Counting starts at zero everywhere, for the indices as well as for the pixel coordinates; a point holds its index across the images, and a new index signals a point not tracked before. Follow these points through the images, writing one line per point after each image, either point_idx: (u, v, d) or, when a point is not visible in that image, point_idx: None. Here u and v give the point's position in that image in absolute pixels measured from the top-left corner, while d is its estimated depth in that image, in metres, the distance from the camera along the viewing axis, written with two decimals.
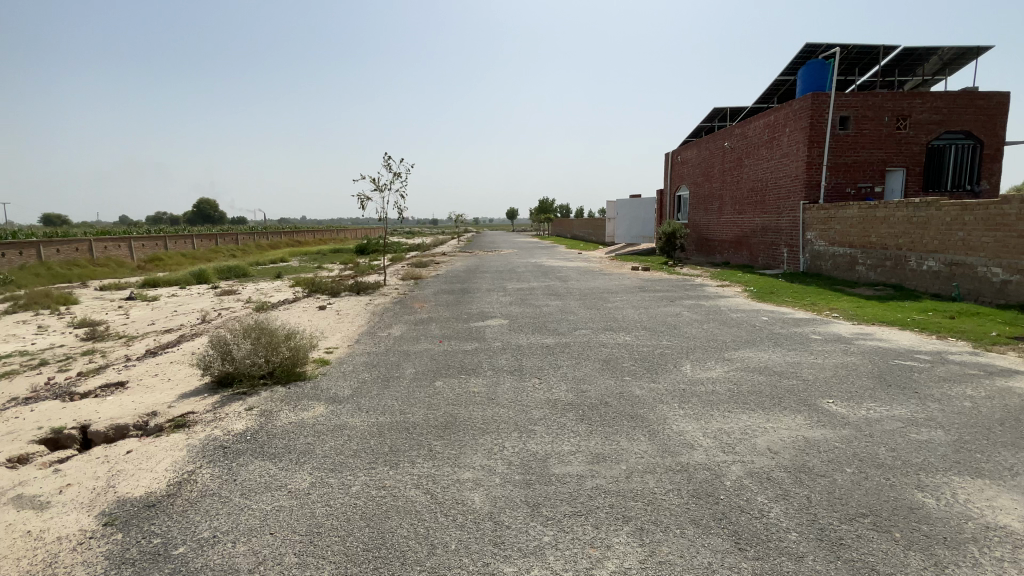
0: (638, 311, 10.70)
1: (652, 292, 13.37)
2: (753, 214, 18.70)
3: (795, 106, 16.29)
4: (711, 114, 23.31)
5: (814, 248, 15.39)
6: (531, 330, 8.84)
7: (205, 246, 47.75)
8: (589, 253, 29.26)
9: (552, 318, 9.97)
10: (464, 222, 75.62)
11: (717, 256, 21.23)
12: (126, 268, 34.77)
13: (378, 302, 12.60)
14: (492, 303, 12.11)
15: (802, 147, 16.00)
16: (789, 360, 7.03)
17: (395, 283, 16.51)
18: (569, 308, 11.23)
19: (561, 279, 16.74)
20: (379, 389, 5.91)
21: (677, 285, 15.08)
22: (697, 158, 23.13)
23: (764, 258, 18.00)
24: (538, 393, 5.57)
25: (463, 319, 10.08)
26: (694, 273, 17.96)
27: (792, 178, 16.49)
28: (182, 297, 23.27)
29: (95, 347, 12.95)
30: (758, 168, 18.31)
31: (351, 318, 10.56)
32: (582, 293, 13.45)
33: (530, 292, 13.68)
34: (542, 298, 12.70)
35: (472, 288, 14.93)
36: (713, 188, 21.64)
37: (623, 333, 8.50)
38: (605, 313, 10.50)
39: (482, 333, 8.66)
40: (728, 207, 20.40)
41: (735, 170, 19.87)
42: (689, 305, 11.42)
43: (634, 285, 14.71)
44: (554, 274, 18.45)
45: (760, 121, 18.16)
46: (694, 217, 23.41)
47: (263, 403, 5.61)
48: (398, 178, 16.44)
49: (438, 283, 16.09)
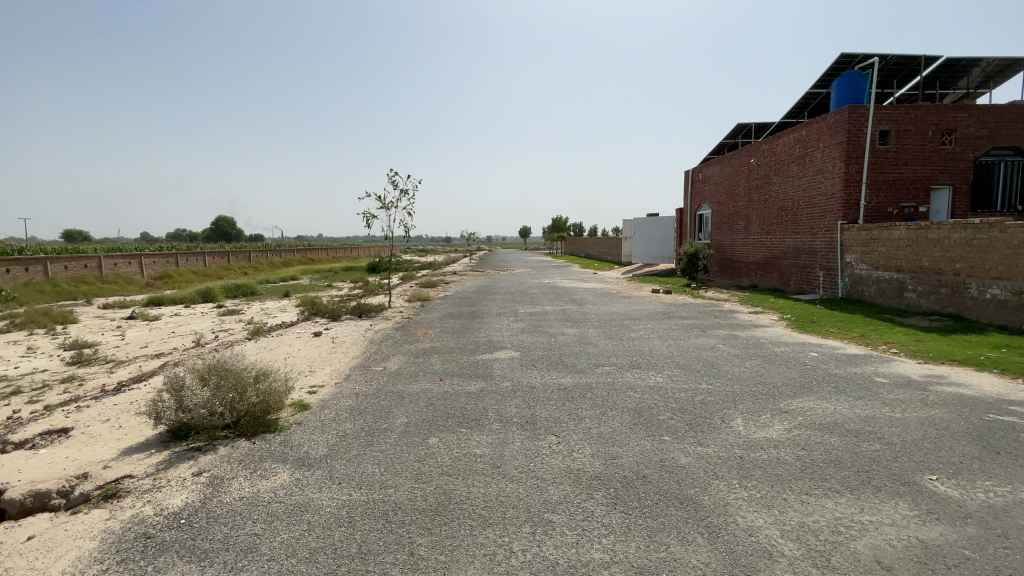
0: (666, 342, 9.47)
1: (678, 320, 12.15)
2: (784, 234, 17.43)
3: (829, 119, 15.16)
4: (734, 130, 22.25)
5: (854, 272, 14.08)
6: (546, 366, 7.67)
7: (217, 264, 47.72)
8: (606, 274, 28.10)
9: (569, 350, 8.80)
10: (477, 241, 74.99)
11: (744, 279, 19.92)
12: (135, 286, 34.57)
13: (378, 328, 11.55)
14: (502, 330, 10.94)
15: (838, 163, 14.81)
16: (860, 413, 5.76)
17: (400, 305, 15.51)
18: (587, 337, 10.04)
19: (576, 302, 15.62)
20: (358, 448, 4.81)
21: (703, 311, 13.88)
22: (720, 176, 22.03)
23: (797, 282, 16.67)
24: (555, 460, 4.41)
25: (468, 350, 8.95)
26: (721, 297, 16.71)
27: (827, 196, 15.28)
28: (184, 317, 22.64)
29: (76, 373, 12.14)
30: (789, 186, 17.13)
31: (345, 347, 9.52)
32: (601, 319, 12.26)
33: (544, 318, 12.53)
34: (557, 324, 11.54)
35: (481, 311, 13.84)
36: (738, 207, 20.47)
37: (653, 372, 7.30)
38: (628, 344, 9.29)
39: (489, 370, 7.51)
40: (756, 226, 19.19)
41: (762, 188, 18.71)
42: (723, 336, 10.16)
43: (656, 312, 13.51)
44: (568, 297, 17.35)
45: (790, 136, 17.05)
46: (717, 237, 22.19)
47: (216, 466, 4.56)
48: (405, 195, 15.54)
49: (446, 306, 15.03)
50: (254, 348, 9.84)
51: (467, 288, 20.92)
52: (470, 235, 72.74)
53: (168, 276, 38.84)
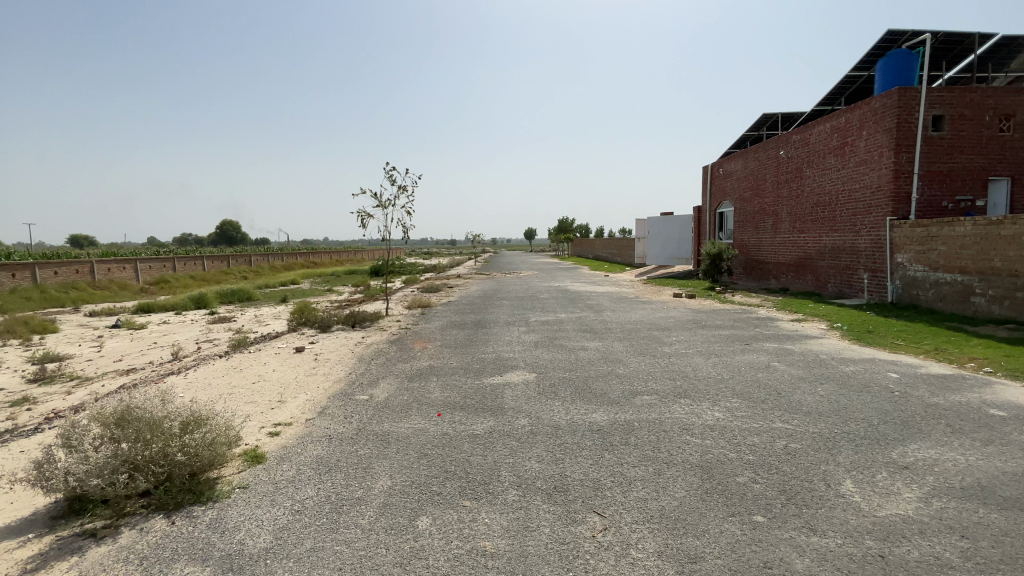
0: (709, 360, 7.96)
1: (715, 330, 10.62)
2: (820, 232, 15.86)
3: (874, 103, 13.60)
4: (758, 121, 20.73)
5: (907, 274, 12.49)
6: (570, 393, 6.18)
7: (216, 268, 46.60)
8: (619, 276, 26.55)
9: (595, 371, 7.30)
10: (482, 243, 73.59)
11: (773, 281, 18.34)
12: (129, 292, 33.46)
13: (371, 341, 10.09)
14: (513, 343, 9.45)
15: (885, 152, 13.24)
16: (1006, 469, 4.23)
17: (398, 313, 14.03)
18: (613, 352, 8.53)
19: (593, 309, 14.09)
20: (314, 538, 3.32)
21: (738, 318, 12.32)
22: (744, 170, 20.48)
23: (836, 284, 15.08)
24: (605, 569, 2.89)
25: (473, 370, 7.45)
26: (751, 302, 15.16)
27: (872, 190, 13.70)
28: (172, 325, 21.34)
29: (31, 393, 10.76)
30: (825, 179, 15.56)
31: (328, 366, 8.07)
32: (625, 329, 10.76)
33: (561, 327, 11.09)
34: (576, 335, 10.08)
35: (487, 320, 12.35)
36: (765, 204, 18.91)
37: (706, 404, 5.78)
38: (664, 362, 7.78)
39: (499, 399, 6.03)
40: (786, 224, 17.62)
41: (793, 183, 17.15)
42: (773, 351, 8.62)
43: (686, 319, 11.99)
44: (583, 302, 15.84)
45: (826, 124, 15.49)
46: (741, 236, 20.62)
47: (103, 571, 3.09)
48: (402, 192, 14.10)
49: (449, 314, 13.55)
50: (223, 367, 8.41)
51: (473, 293, 19.45)
52: (475, 238, 71.24)
53: (165, 281, 37.63)
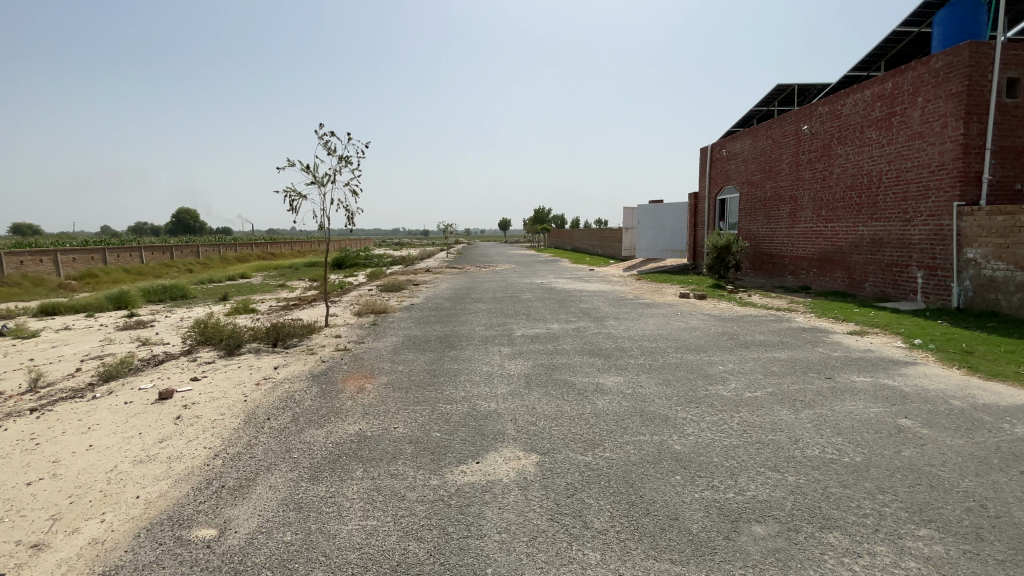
0: (801, 417, 5.11)
1: (767, 351, 7.84)
2: (854, 221, 13.36)
3: (935, 62, 11.06)
4: (769, 94, 18.21)
5: (981, 273, 10.01)
6: (612, 521, 3.21)
7: (158, 260, 41.88)
8: (606, 271, 23.81)
9: (633, 447, 4.36)
10: (455, 233, 70.02)
11: (790, 278, 15.85)
12: (44, 288, 28.86)
13: (283, 376, 6.91)
14: (493, 378, 6.42)
15: (950, 122, 10.73)
16: None
17: (342, 324, 10.79)
18: (648, 398, 5.60)
19: (592, 316, 11.18)
20: None
21: (779, 330, 9.61)
22: (753, 151, 17.90)
23: (876, 284, 12.62)
24: None
25: (427, 447, 4.39)
26: (777, 305, 12.57)
27: (930, 169, 11.21)
28: (74, 332, 17.46)
29: None
30: (864, 158, 13.04)
31: (183, 437, 4.88)
32: (645, 349, 7.88)
33: (558, 347, 8.11)
34: (582, 363, 7.08)
35: (458, 335, 9.28)
36: (780, 188, 16.37)
37: (887, 556, 2.91)
38: (736, 423, 4.90)
39: (472, 544, 3.00)
40: (807, 212, 15.10)
41: (818, 163, 14.61)
42: (877, 394, 5.85)
43: (718, 333, 9.24)
44: (576, 305, 12.94)
45: (867, 90, 12.93)
46: (748, 226, 18.08)
47: None
48: (344, 164, 10.83)
49: (408, 325, 10.41)
50: (14, 438, 5.16)
51: (441, 292, 16.31)
52: (449, 229, 67.45)
53: (90, 275, 32.86)
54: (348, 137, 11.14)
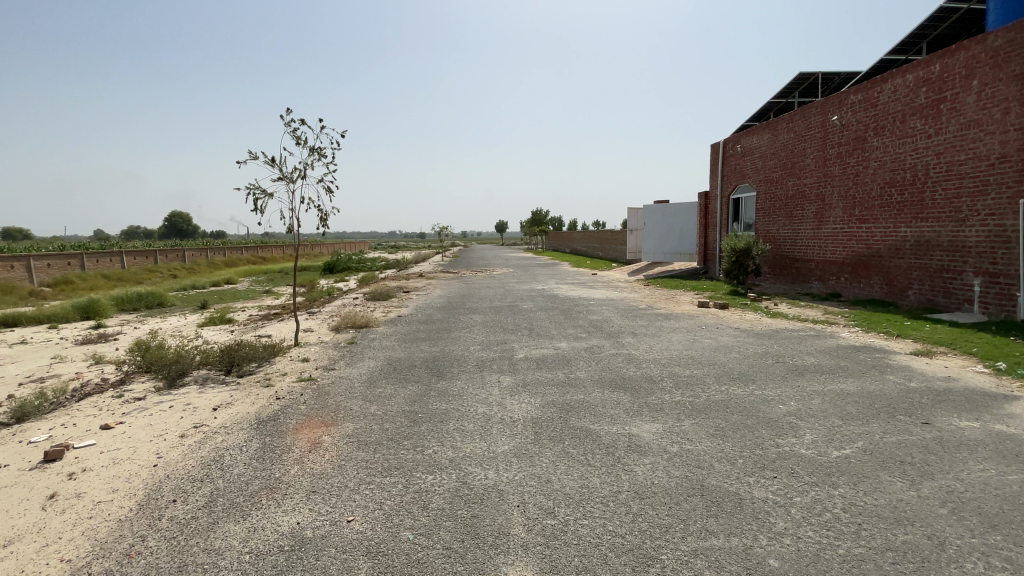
0: (928, 499, 3.61)
1: (829, 381, 6.34)
2: (894, 221, 11.92)
3: (995, 39, 9.63)
4: (789, 85, 16.83)
5: None
6: None
7: (141, 265, 40.17)
8: (611, 276, 22.32)
9: (706, 565, 2.85)
10: (450, 236, 68.36)
11: (818, 284, 14.39)
12: (14, 295, 27.17)
13: (219, 423, 5.37)
14: (490, 427, 4.90)
15: (1013, 107, 9.30)
16: None
17: (314, 343, 9.24)
18: (703, 463, 4.09)
19: (604, 331, 9.66)
20: None
21: (829, 350, 8.12)
22: (772, 146, 16.48)
23: (923, 292, 11.17)
24: None
25: (392, 566, 2.87)
26: (812, 317, 11.10)
27: (988, 161, 9.77)
28: (28, 346, 15.81)
29: None
30: (906, 151, 11.61)
31: (38, 539, 3.37)
32: (679, 381, 6.37)
33: (570, 377, 6.60)
34: (603, 402, 5.56)
35: (448, 358, 7.75)
36: (804, 186, 14.94)
37: None
38: (843, 512, 3.39)
39: None
40: (837, 212, 13.68)
41: (851, 157, 13.19)
42: (1007, 453, 4.35)
43: (759, 355, 7.76)
44: (584, 317, 11.41)
45: (910, 75, 11.51)
46: (767, 228, 16.64)
47: None
48: (314, 156, 9.32)
49: (390, 345, 8.85)
50: None
51: (433, 301, 14.75)
52: (444, 232, 65.89)
53: (67, 282, 31.19)
54: (321, 129, 9.85)
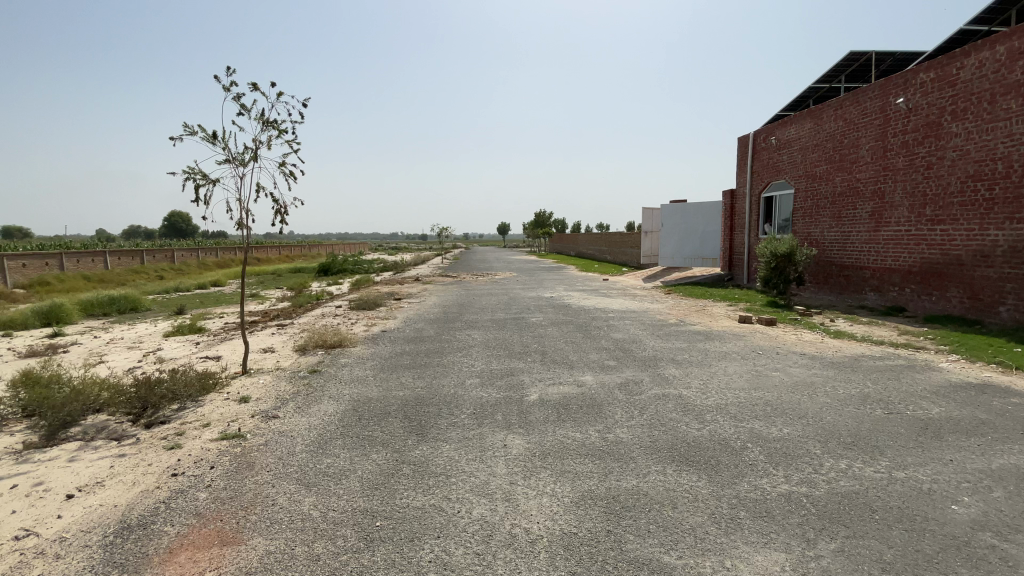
0: None
1: (992, 457, 4.29)
2: (979, 223, 9.87)
3: None
4: (835, 67, 14.83)
5: None
6: None
7: (126, 265, 38.24)
8: (625, 282, 20.28)
9: None
10: (451, 238, 66.36)
11: (874, 296, 12.34)
12: None
13: (60, 536, 3.35)
14: (491, 559, 2.87)
15: None
16: None
17: (268, 372, 7.22)
18: None
19: (636, 357, 7.60)
20: None
21: (946, 392, 6.06)
22: (814, 136, 14.45)
23: (1020, 310, 9.12)
24: None
25: None
26: (887, 338, 9.06)
27: None
28: None
29: None
30: (996, 137, 9.59)
31: None
32: (771, 453, 4.31)
33: (607, 438, 4.54)
34: (671, 498, 3.51)
35: (434, 401, 5.69)
36: (856, 182, 12.92)
37: None
38: None
39: None
40: (900, 212, 11.64)
41: (920, 147, 11.17)
42: None
43: (860, 402, 5.69)
44: (607, 335, 9.36)
45: (1002, 46, 9.48)
46: (807, 229, 14.60)
47: None
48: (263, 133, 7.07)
49: (362, 376, 6.80)
50: None
51: (426, 312, 12.70)
52: (445, 233, 63.88)
53: (44, 282, 29.35)
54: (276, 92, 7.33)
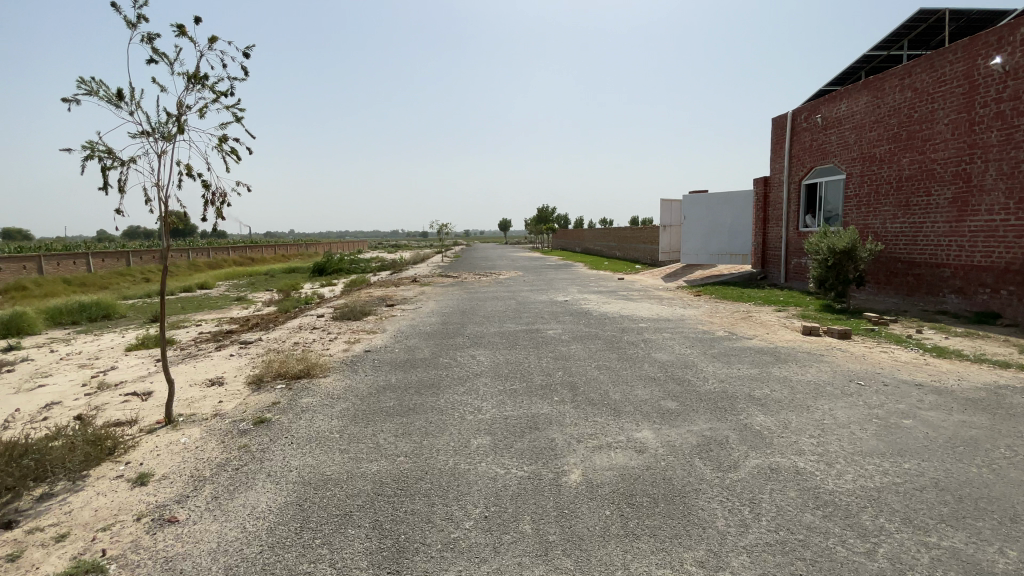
0: None
1: None
2: None
3: None
4: (896, 31, 12.76)
5: None
6: None
7: (108, 267, 36.18)
8: (645, 282, 18.24)
9: None
10: (451, 234, 64.26)
11: (955, 299, 10.35)
12: None
13: None
14: None
15: None
16: None
17: (198, 425, 5.24)
18: None
19: (702, 396, 5.56)
20: None
21: None
22: (873, 112, 12.42)
23: None
24: None
25: None
26: (1011, 358, 7.06)
27: None
28: None
29: None
30: None
31: None
32: None
33: None
34: None
35: (424, 486, 3.69)
36: (930, 164, 10.90)
37: None
38: None
39: None
40: (991, 197, 9.63)
41: (1019, 118, 9.15)
42: None
43: None
44: (649, 357, 7.33)
45: None
46: (865, 221, 12.58)
47: None
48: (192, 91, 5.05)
49: (324, 433, 4.78)
50: None
51: (420, 323, 10.69)
52: (444, 230, 61.84)
53: (15, 287, 27.35)
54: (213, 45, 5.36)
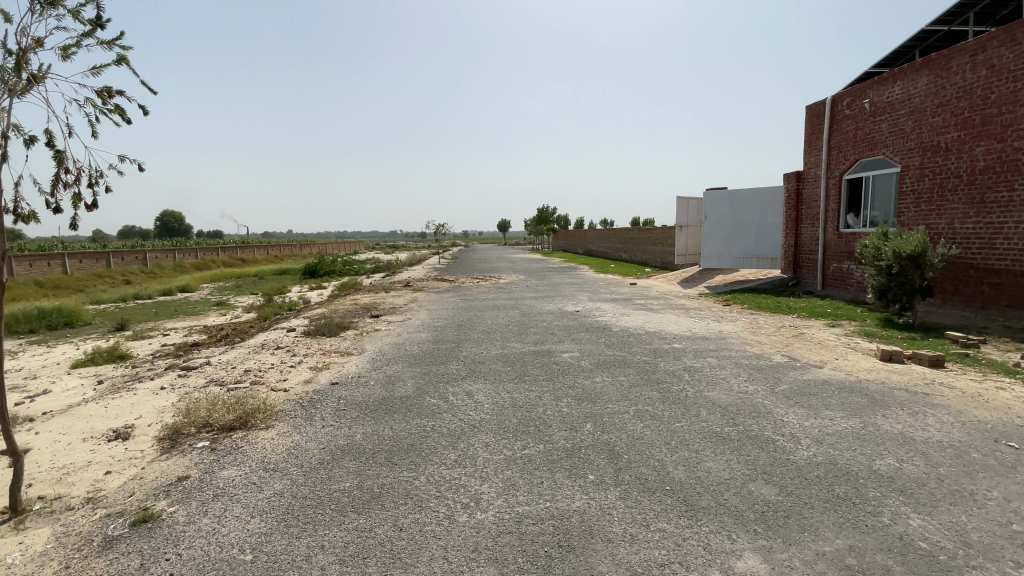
0: None
1: None
2: None
3: None
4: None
5: None
6: None
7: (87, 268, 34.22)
8: (662, 289, 16.46)
9: None
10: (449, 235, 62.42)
11: None
12: None
13: None
14: None
15: None
16: None
17: (48, 528, 3.41)
18: None
19: (809, 475, 3.74)
20: None
21: None
22: (935, 94, 10.65)
23: None
24: None
25: None
26: None
27: None
28: None
29: None
30: None
31: None
32: None
33: None
34: None
35: None
36: (1012, 152, 9.14)
37: None
38: None
39: None
40: None
41: None
42: None
43: None
44: (704, 398, 5.51)
45: None
46: (926, 220, 10.82)
47: None
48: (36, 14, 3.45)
49: (225, 554, 2.95)
50: None
51: (406, 341, 8.86)
52: (442, 230, 60.04)
53: None
54: None
